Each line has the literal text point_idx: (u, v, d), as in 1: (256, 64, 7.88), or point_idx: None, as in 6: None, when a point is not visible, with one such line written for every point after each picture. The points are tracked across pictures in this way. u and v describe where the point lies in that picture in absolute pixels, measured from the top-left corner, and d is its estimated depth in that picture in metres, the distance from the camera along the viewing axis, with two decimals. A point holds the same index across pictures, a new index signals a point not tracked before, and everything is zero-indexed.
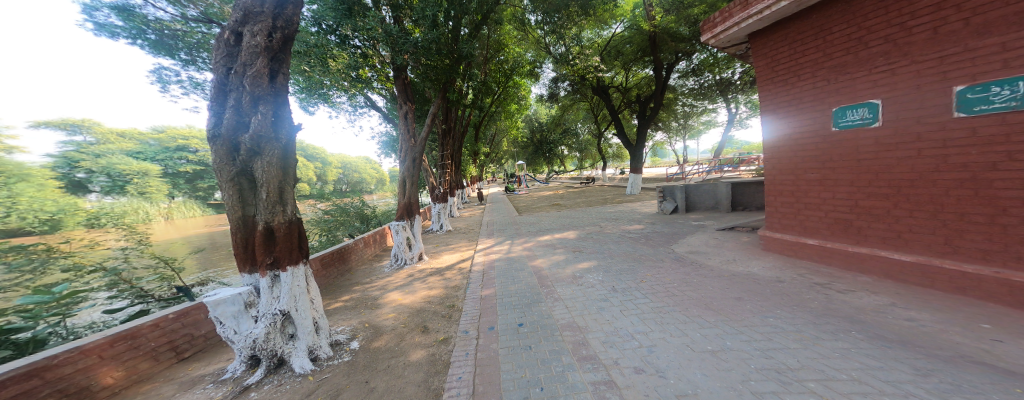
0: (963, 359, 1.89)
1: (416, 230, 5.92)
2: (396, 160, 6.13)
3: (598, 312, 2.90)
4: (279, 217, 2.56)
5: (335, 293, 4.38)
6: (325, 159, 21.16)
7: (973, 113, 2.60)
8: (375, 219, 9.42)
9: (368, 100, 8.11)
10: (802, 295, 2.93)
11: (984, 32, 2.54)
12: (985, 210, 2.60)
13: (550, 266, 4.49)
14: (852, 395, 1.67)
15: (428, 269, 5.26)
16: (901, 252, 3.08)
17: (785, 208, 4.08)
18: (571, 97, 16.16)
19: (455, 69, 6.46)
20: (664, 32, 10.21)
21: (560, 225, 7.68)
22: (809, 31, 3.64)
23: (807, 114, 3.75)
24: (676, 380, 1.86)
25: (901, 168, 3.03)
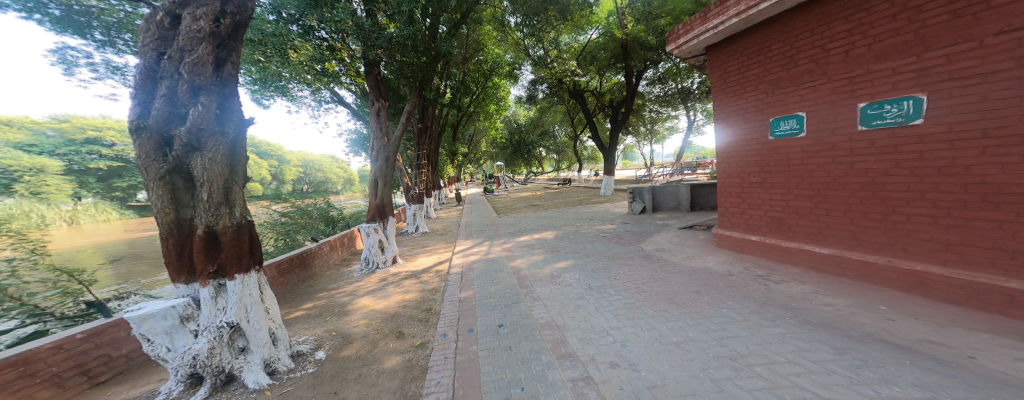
0: (870, 338, 2.17)
1: (389, 233, 5.70)
2: (368, 159, 5.88)
3: (575, 311, 2.97)
4: (225, 220, 2.35)
5: (298, 301, 4.09)
6: (286, 157, 19.71)
7: (871, 127, 2.99)
8: (343, 221, 8.93)
9: (335, 95, 7.68)
10: (747, 286, 3.20)
11: (883, 58, 2.90)
12: (880, 209, 3.00)
13: (528, 267, 4.53)
14: (790, 376, 1.84)
15: (402, 272, 5.08)
16: (820, 245, 3.47)
17: (732, 207, 4.44)
18: (549, 100, 16.41)
19: (432, 67, 6.34)
20: (635, 40, 10.72)
21: (538, 226, 7.77)
22: (753, 48, 3.98)
23: (749, 123, 4.11)
24: (646, 372, 1.95)
25: (820, 172, 3.41)
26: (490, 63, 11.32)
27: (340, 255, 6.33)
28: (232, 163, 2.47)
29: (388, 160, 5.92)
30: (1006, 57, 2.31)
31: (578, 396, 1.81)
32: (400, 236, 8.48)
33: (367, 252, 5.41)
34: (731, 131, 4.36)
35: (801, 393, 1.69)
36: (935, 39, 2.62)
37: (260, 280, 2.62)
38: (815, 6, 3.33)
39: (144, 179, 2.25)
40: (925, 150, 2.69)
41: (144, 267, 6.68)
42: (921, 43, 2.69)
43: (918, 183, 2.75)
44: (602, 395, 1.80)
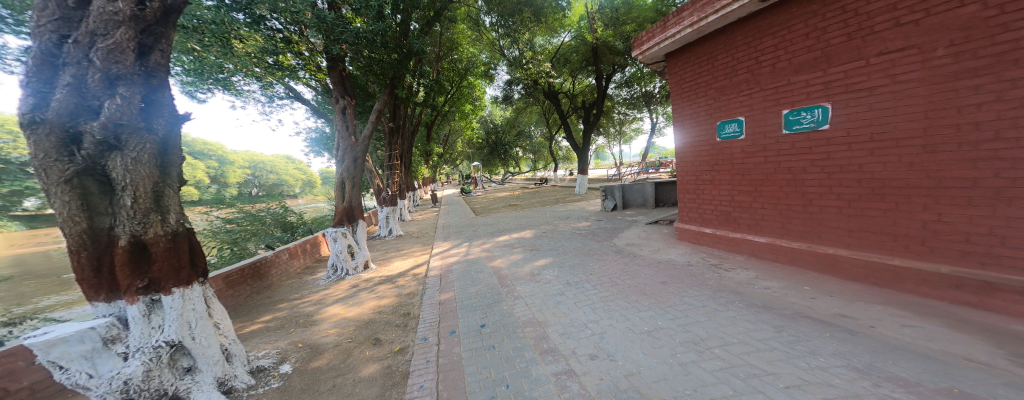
0: (800, 315, 2.46)
1: (359, 237, 5.42)
2: (334, 159, 5.53)
3: (555, 307, 3.02)
4: (156, 228, 2.11)
5: (257, 315, 3.76)
6: (238, 157, 17.95)
7: (793, 132, 3.38)
8: (303, 227, 8.31)
9: (291, 90, 7.10)
10: (703, 275, 3.46)
11: (800, 71, 3.27)
12: (800, 201, 3.39)
13: (508, 266, 4.53)
14: (742, 355, 2.02)
15: (375, 278, 4.87)
16: (758, 234, 3.85)
17: (688, 203, 4.77)
18: (524, 101, 16.49)
19: (404, 64, 6.11)
20: (604, 45, 11.14)
21: (517, 225, 7.80)
22: (701, 57, 4.30)
23: (699, 126, 4.44)
24: (623, 362, 2.04)
25: (757, 170, 3.78)
26: (465, 62, 11.24)
27: (301, 263, 5.88)
28: (160, 164, 2.22)
29: (355, 161, 5.59)
30: (886, 75, 2.70)
31: (561, 389, 1.85)
32: (371, 240, 8.09)
33: (335, 258, 5.10)
34: (685, 133, 4.68)
35: (751, 370, 1.86)
36: (835, 58, 3.00)
37: (205, 293, 2.38)
38: (750, 22, 3.66)
39: (44, 183, 1.94)
40: (830, 152, 3.09)
41: (45, 288, 5.68)
42: (826, 59, 3.07)
43: (827, 178, 3.16)
44: (584, 387, 1.86)
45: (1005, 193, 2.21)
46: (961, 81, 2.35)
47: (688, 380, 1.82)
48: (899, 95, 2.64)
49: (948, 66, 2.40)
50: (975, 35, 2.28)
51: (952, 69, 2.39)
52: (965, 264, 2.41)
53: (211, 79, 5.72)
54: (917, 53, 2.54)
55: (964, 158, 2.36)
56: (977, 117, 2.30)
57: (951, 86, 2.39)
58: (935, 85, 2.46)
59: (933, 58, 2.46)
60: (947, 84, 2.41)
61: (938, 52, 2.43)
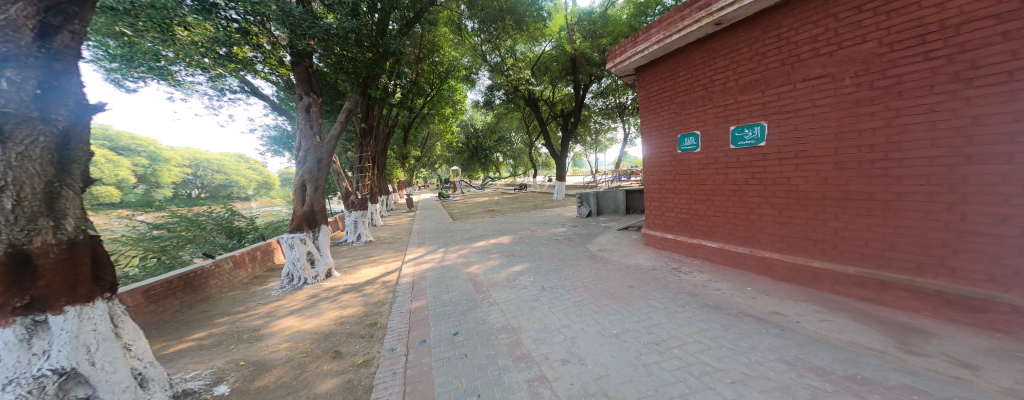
0: (744, 314, 2.68)
1: (320, 243, 5.08)
2: (295, 160, 5.19)
3: (530, 312, 3.03)
4: (46, 235, 1.81)
5: (188, 332, 3.37)
6: (186, 153, 16.29)
7: (738, 147, 3.71)
8: (252, 232, 7.63)
9: (246, 84, 6.55)
10: (665, 278, 3.67)
11: (745, 91, 3.62)
12: (744, 209, 3.73)
13: (484, 272, 4.47)
14: (696, 353, 2.15)
15: (339, 286, 4.58)
16: (710, 240, 4.15)
17: (653, 210, 5.04)
18: (505, 107, 16.58)
19: (380, 64, 5.90)
20: (582, 56, 11.51)
21: (494, 231, 7.75)
22: (663, 73, 4.61)
23: (662, 138, 4.74)
24: (593, 365, 2.09)
25: (709, 181, 4.10)
26: (445, 65, 11.36)
27: (249, 273, 5.37)
28: (56, 160, 1.91)
29: (319, 162, 5.25)
30: (808, 99, 3.08)
31: (533, 396, 1.86)
32: (338, 246, 7.62)
33: (291, 267, 4.73)
34: (652, 144, 4.96)
35: (705, 367, 1.99)
36: (771, 81, 3.37)
37: (112, 310, 2.12)
38: (706, 42, 3.97)
39: None
40: (767, 166, 3.45)
41: None
42: (764, 82, 3.43)
43: (763, 190, 3.51)
44: (555, 392, 1.87)
45: (894, 204, 2.60)
46: (861, 108, 2.74)
47: (651, 381, 1.90)
48: (818, 117, 3.02)
49: (853, 94, 2.79)
50: (872, 68, 2.67)
51: (855, 97, 2.78)
52: (866, 264, 2.78)
53: (146, 67, 5.12)
54: (832, 81, 2.91)
55: (865, 174, 2.75)
56: (872, 139, 2.69)
57: (854, 112, 2.78)
58: (844, 111, 2.85)
59: (843, 86, 2.84)
60: (852, 110, 2.80)
61: (848, 81, 2.81)
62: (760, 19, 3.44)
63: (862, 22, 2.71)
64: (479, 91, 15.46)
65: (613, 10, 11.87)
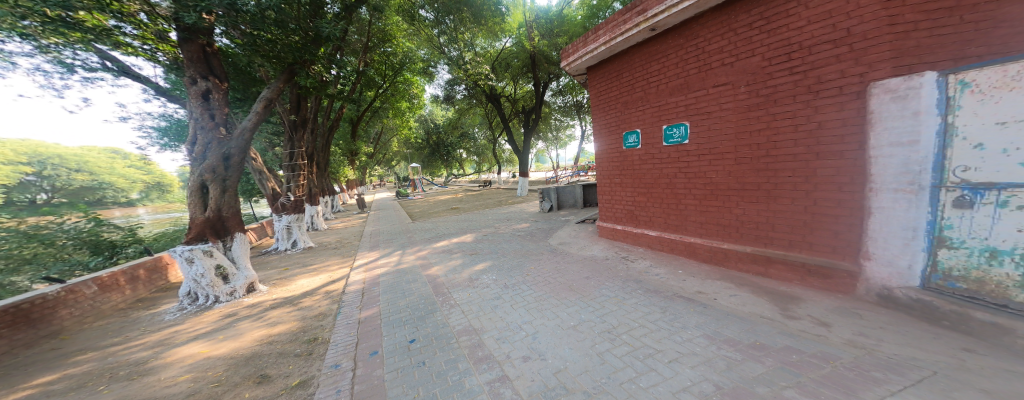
0: (677, 295, 3.01)
1: (235, 253, 4.47)
2: (188, 155, 4.37)
3: (492, 311, 3.02)
4: None
5: (27, 377, 2.66)
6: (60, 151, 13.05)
7: (669, 144, 4.13)
8: (132, 246, 6.36)
9: (110, 60, 5.33)
10: (616, 267, 3.94)
11: (672, 93, 4.03)
12: (674, 200, 4.16)
13: (445, 273, 4.33)
14: (641, 337, 2.36)
15: (268, 301, 4.06)
16: (650, 229, 4.56)
17: (604, 203, 5.39)
18: (466, 103, 16.24)
19: (309, 49, 5.33)
20: (541, 54, 11.68)
21: (457, 230, 7.53)
22: (609, 74, 4.92)
23: (610, 136, 5.07)
24: (552, 359, 2.17)
25: (648, 176, 4.50)
26: (400, 57, 11.43)
27: (128, 296, 4.42)
28: None
29: (228, 159, 4.50)
30: (716, 103, 3.55)
31: (494, 397, 1.85)
32: (267, 255, 6.75)
33: (193, 284, 4.06)
34: (602, 141, 5.28)
35: (648, 350, 2.18)
36: (691, 85, 3.80)
37: None
38: (643, 47, 4.31)
39: None
40: (689, 161, 3.91)
41: None
42: (686, 86, 3.86)
43: (688, 183, 3.95)
44: (517, 391, 1.90)
45: (773, 193, 3.15)
46: (752, 112, 3.25)
47: (604, 369, 2.03)
48: (723, 119, 3.50)
49: (747, 100, 3.28)
50: (760, 78, 3.18)
51: (749, 102, 3.27)
52: (758, 244, 3.32)
53: None
54: (733, 88, 3.39)
55: (756, 168, 3.27)
56: (759, 139, 3.21)
57: (748, 115, 3.28)
58: (741, 114, 3.34)
59: (740, 93, 3.33)
60: (746, 114, 3.30)
61: (743, 89, 3.31)
62: (682, 29, 3.83)
63: (754, 38, 3.19)
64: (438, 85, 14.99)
65: (570, 9, 12.22)
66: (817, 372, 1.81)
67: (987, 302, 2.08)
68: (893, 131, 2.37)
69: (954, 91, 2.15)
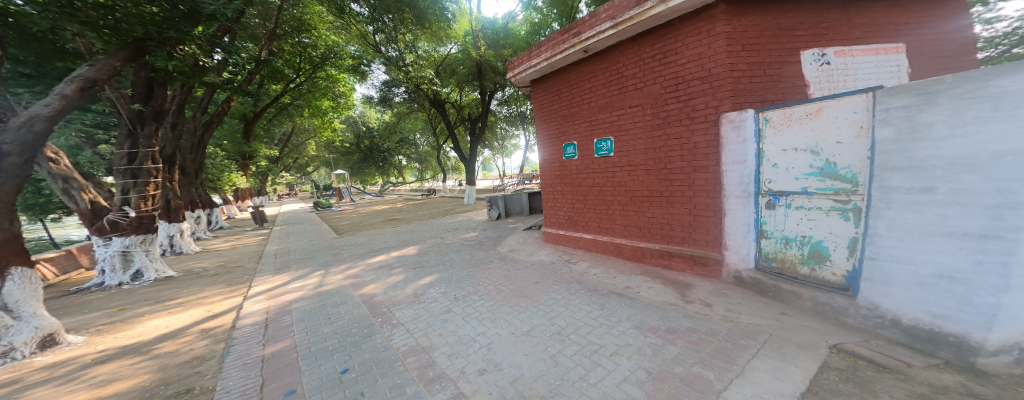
0: (611, 292, 3.32)
1: (9, 299, 3.16)
2: None
3: (442, 326, 2.87)
4: None
5: None
6: None
7: (599, 157, 4.52)
8: None
9: None
10: (560, 270, 4.14)
11: (600, 110, 4.41)
12: (605, 206, 4.53)
13: (384, 291, 3.92)
14: (586, 334, 2.53)
15: (90, 351, 3.04)
16: (587, 232, 4.89)
17: (548, 209, 5.61)
18: (407, 106, 15.31)
19: (177, 25, 4.34)
20: (487, 63, 11.64)
21: (398, 242, 6.90)
22: (550, 90, 5.18)
23: (552, 147, 5.33)
24: (508, 369, 2.16)
25: (583, 184, 4.83)
26: (321, 50, 10.39)
27: None
28: None
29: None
30: (631, 122, 4.02)
31: None
32: (82, 293, 4.98)
33: None
34: (545, 151, 5.50)
35: (594, 346, 2.34)
36: (614, 105, 4.22)
37: None
38: (576, 67, 4.64)
39: None
40: (614, 172, 4.33)
41: None
42: (610, 105, 4.27)
43: (614, 191, 4.36)
44: None
45: (670, 199, 3.70)
46: (657, 131, 3.75)
47: (557, 371, 2.10)
48: (637, 136, 3.98)
49: (653, 121, 3.78)
50: (660, 103, 3.70)
51: (654, 123, 3.77)
52: (661, 242, 3.86)
53: None
54: (643, 110, 3.88)
55: (659, 179, 3.78)
56: (661, 155, 3.73)
57: (653, 133, 3.78)
58: (649, 132, 3.83)
59: (647, 115, 3.83)
60: (652, 133, 3.81)
61: (649, 111, 3.81)
62: (605, 55, 4.24)
63: (656, 68, 3.69)
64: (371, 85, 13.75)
65: (515, 23, 12.53)
66: (710, 346, 2.22)
67: (787, 276, 2.84)
68: (733, 153, 3.09)
69: (760, 124, 2.92)
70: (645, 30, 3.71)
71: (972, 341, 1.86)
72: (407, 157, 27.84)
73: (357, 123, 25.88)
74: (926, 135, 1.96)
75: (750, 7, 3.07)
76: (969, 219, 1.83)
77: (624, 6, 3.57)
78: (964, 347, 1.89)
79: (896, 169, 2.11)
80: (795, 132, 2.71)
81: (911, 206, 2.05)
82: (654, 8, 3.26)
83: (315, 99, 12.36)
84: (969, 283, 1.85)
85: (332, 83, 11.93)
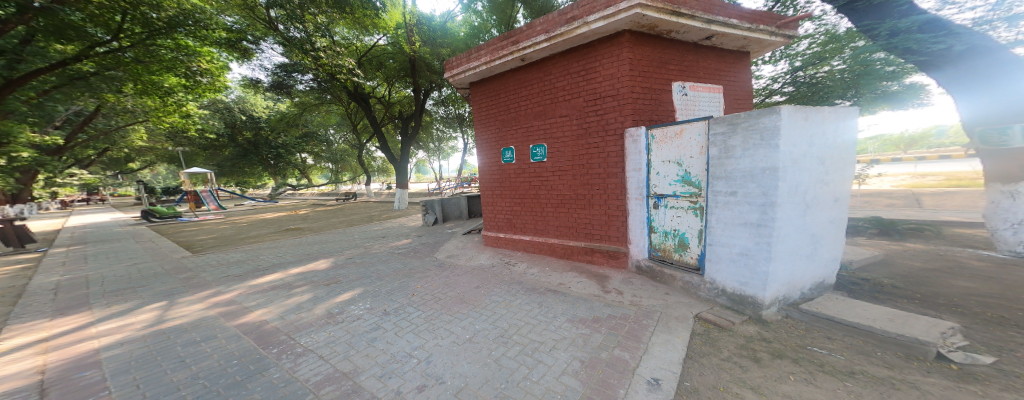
0: (547, 290, 3.50)
1: None
2: None
3: (369, 346, 2.54)
4: None
5: None
6: None
7: (532, 162, 4.68)
8: None
9: None
10: (499, 273, 4.16)
11: (535, 118, 4.59)
12: (540, 209, 4.70)
13: (281, 316, 3.20)
14: (527, 333, 2.61)
15: None
16: (525, 234, 4.99)
17: (487, 213, 5.55)
18: (314, 97, 12.99)
19: None
20: (422, 60, 10.94)
21: (304, 255, 5.75)
22: (488, 93, 5.14)
23: (490, 151, 5.29)
24: (451, 381, 2.05)
25: (520, 187, 4.91)
26: (189, 18, 8.05)
27: None
28: None
29: None
30: (561, 130, 4.31)
31: None
32: None
33: None
34: (483, 155, 5.44)
35: (534, 344, 2.43)
36: (547, 113, 4.44)
37: None
38: (512, 75, 4.77)
39: None
40: (547, 176, 4.54)
41: None
42: (543, 113, 4.48)
43: (547, 194, 4.58)
44: None
45: (591, 201, 4.11)
46: (582, 140, 4.11)
47: (502, 374, 2.11)
48: (566, 144, 4.28)
49: (579, 130, 4.13)
50: (583, 115, 4.09)
51: (580, 132, 4.12)
52: (585, 239, 4.27)
53: None
54: (570, 120, 4.21)
55: (584, 183, 4.16)
56: (586, 161, 4.10)
57: (580, 141, 4.14)
58: (576, 140, 4.17)
59: (573, 124, 4.18)
60: (577, 142, 4.18)
61: (575, 121, 4.16)
62: (538, 66, 4.46)
63: (580, 83, 4.07)
64: (257, 65, 11.08)
65: (453, 23, 12.08)
66: (624, 329, 2.58)
67: (664, 262, 3.52)
68: (633, 162, 3.67)
69: (649, 140, 3.56)
70: (572, 47, 4.07)
71: (759, 299, 2.69)
72: (310, 155, 23.64)
73: (231, 109, 20.60)
74: (731, 154, 2.77)
75: (646, 40, 3.73)
76: (751, 213, 2.67)
77: (556, 22, 3.86)
78: (757, 304, 2.71)
79: (718, 178, 2.90)
80: (669, 147, 3.37)
81: (726, 204, 2.85)
82: (580, 28, 3.61)
83: (151, 71, 8.83)
84: (755, 258, 2.68)
85: (184, 55, 8.88)
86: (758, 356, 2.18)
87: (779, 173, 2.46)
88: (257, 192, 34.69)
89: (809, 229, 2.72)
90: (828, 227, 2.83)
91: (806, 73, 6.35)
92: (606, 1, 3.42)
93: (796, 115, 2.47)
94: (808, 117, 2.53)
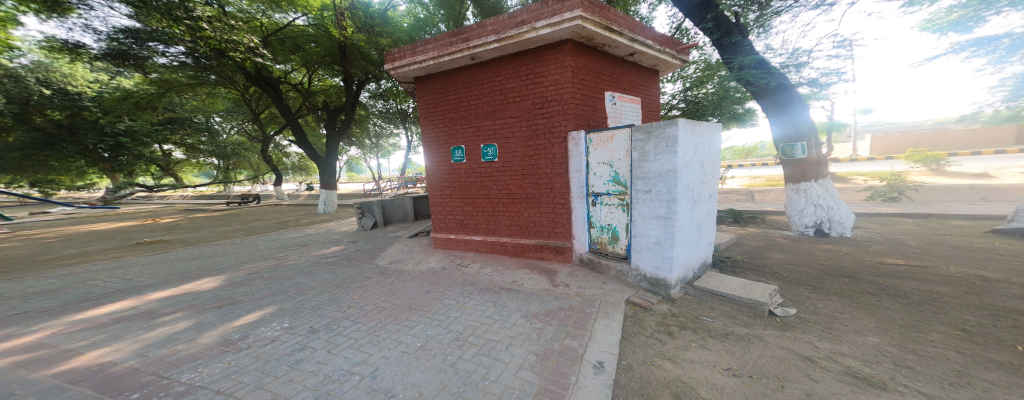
0: (500, 289, 3.52)
1: None
2: None
3: (293, 369, 2.22)
4: None
5: None
6: None
7: (482, 161, 4.64)
8: None
9: None
10: (451, 275, 4.03)
11: (485, 117, 4.55)
12: (492, 208, 4.69)
13: (141, 353, 2.57)
14: (482, 333, 2.59)
15: None
16: (478, 234, 4.92)
17: (435, 213, 5.32)
18: (194, 78, 10.55)
19: None
20: (354, 48, 10.08)
21: (171, 275, 4.68)
22: (435, 89, 4.91)
23: (438, 150, 5.07)
24: (404, 392, 1.92)
25: (471, 188, 4.82)
26: None
27: None
28: None
29: None
30: (511, 131, 4.35)
31: None
32: None
33: None
34: (430, 154, 5.19)
35: (490, 343, 2.43)
36: (498, 113, 4.43)
37: None
38: (460, 74, 4.64)
39: None
40: (498, 176, 4.54)
41: None
42: (494, 113, 4.46)
43: (498, 194, 4.58)
44: None
45: (540, 200, 4.25)
46: (532, 141, 4.22)
47: (459, 377, 2.05)
48: (516, 144, 4.34)
49: (529, 131, 4.22)
50: (532, 117, 4.20)
51: (530, 133, 4.22)
52: (534, 237, 4.41)
53: None
54: (519, 121, 4.28)
55: (534, 182, 4.27)
56: (536, 162, 4.22)
57: (530, 142, 4.23)
58: (526, 141, 4.26)
59: (523, 125, 4.26)
60: (526, 143, 4.27)
61: (524, 122, 4.25)
62: (486, 66, 4.43)
63: (528, 86, 4.17)
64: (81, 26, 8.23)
65: (394, 12, 11.24)
66: (571, 319, 2.75)
67: (601, 254, 3.87)
68: (575, 162, 3.92)
69: (588, 143, 3.83)
70: (521, 50, 4.14)
71: (667, 281, 3.14)
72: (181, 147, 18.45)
73: None
74: (647, 158, 3.16)
75: (585, 50, 4.02)
76: (660, 207, 3.10)
77: (506, 24, 3.90)
78: (665, 285, 3.16)
79: (638, 178, 3.28)
80: (604, 150, 3.67)
81: (645, 201, 3.24)
82: (528, 33, 3.70)
83: None
84: (663, 246, 3.13)
85: None
86: (672, 330, 2.53)
87: (679, 175, 2.90)
88: (85, 194, 27.42)
89: (696, 220, 3.27)
90: (706, 219, 3.45)
91: (694, 93, 7.48)
92: (551, 9, 3.59)
93: (688, 127, 2.94)
94: (694, 129, 3.04)
